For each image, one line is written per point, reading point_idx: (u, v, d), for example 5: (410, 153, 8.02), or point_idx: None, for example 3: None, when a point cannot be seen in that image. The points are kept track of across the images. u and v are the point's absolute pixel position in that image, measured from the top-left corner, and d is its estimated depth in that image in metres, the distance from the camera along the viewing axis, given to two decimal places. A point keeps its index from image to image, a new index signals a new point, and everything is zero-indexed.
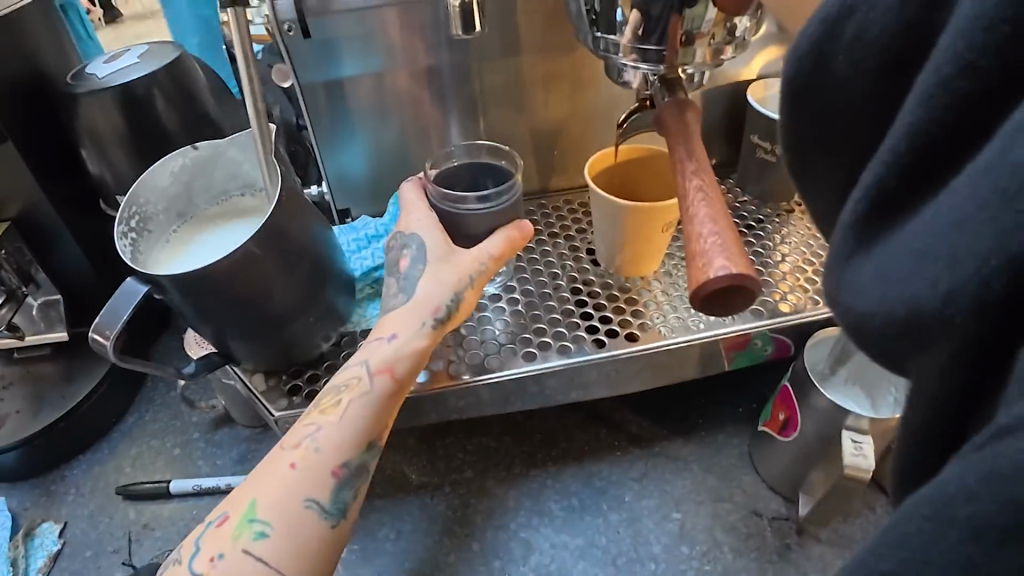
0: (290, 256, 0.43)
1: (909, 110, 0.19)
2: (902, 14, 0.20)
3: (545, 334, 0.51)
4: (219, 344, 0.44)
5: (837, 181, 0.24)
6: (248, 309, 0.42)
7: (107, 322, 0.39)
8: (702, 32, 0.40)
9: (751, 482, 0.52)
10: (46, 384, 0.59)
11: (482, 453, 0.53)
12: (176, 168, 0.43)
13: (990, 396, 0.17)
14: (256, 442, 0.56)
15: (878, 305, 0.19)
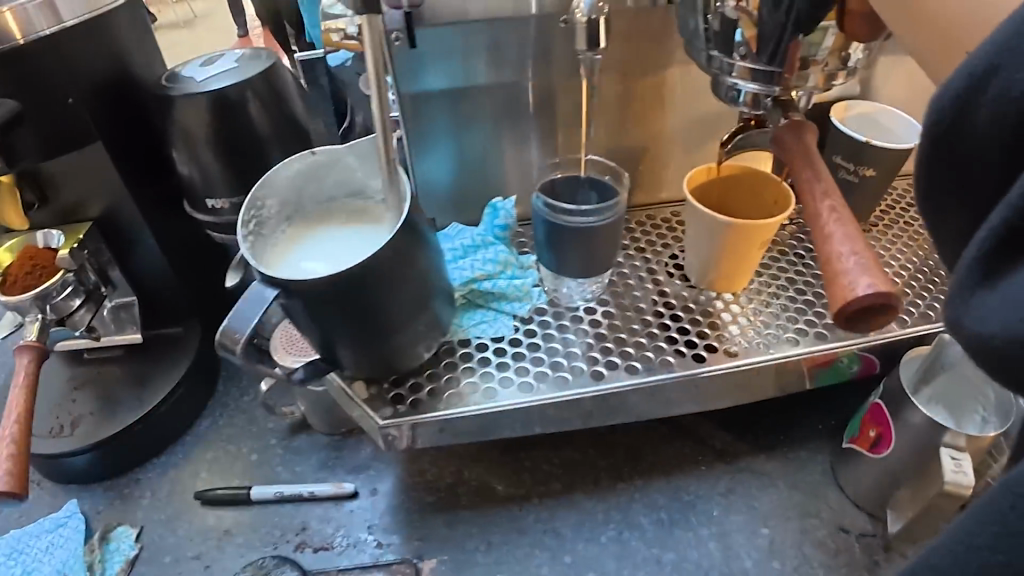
0: (403, 264, 0.41)
1: None
2: None
3: (643, 350, 0.49)
4: (326, 350, 0.44)
5: (966, 218, 0.25)
6: (361, 317, 0.41)
7: (235, 327, 0.38)
8: (818, 58, 0.41)
9: (837, 499, 0.53)
10: (119, 385, 0.59)
11: (567, 466, 0.54)
12: (294, 170, 0.43)
13: None
14: (336, 449, 0.56)
15: (998, 330, 0.21)
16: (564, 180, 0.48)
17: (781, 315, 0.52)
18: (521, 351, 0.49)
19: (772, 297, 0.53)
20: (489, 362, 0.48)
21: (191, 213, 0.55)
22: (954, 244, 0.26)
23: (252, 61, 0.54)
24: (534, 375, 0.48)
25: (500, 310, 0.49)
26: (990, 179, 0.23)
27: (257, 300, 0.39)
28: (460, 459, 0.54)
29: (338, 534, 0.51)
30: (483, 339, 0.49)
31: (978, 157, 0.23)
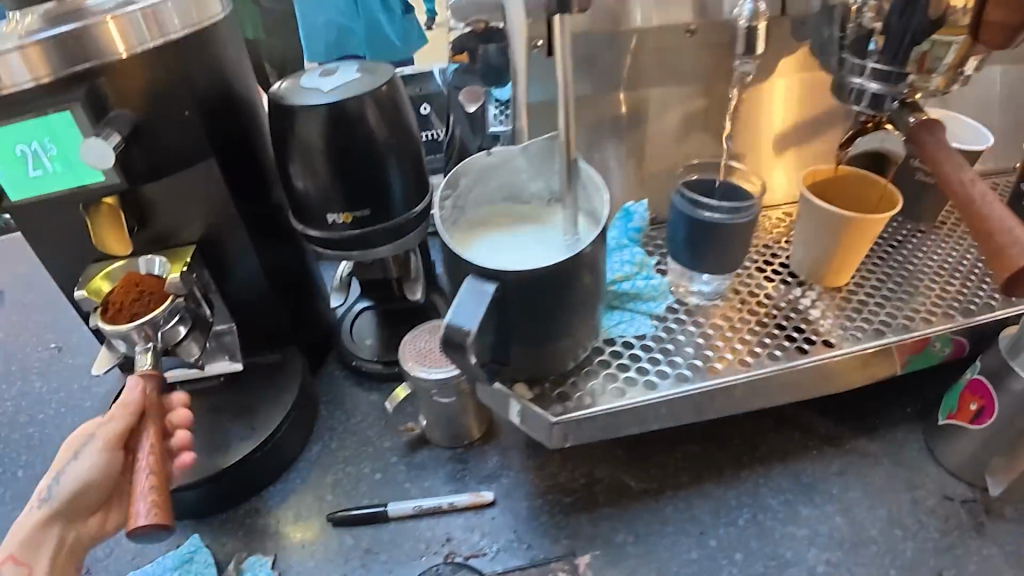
0: (594, 268, 0.40)
1: None
2: None
3: (778, 336, 0.50)
4: (500, 353, 0.42)
5: None
6: (546, 317, 0.41)
7: (458, 321, 0.36)
8: (940, 68, 0.44)
9: (935, 471, 0.57)
10: (226, 415, 0.59)
11: (692, 458, 0.56)
12: (468, 171, 0.42)
13: None
14: (461, 462, 0.57)
15: None
16: (703, 179, 0.50)
17: (889, 302, 0.54)
18: (665, 345, 0.49)
19: (877, 286, 0.56)
20: (641, 357, 0.48)
21: (305, 228, 0.56)
22: None
23: (365, 76, 0.54)
24: (687, 367, 0.47)
25: (635, 310, 0.50)
26: None
27: (476, 291, 0.37)
28: (589, 461, 0.56)
29: (486, 540, 0.51)
30: (626, 338, 0.49)
31: None
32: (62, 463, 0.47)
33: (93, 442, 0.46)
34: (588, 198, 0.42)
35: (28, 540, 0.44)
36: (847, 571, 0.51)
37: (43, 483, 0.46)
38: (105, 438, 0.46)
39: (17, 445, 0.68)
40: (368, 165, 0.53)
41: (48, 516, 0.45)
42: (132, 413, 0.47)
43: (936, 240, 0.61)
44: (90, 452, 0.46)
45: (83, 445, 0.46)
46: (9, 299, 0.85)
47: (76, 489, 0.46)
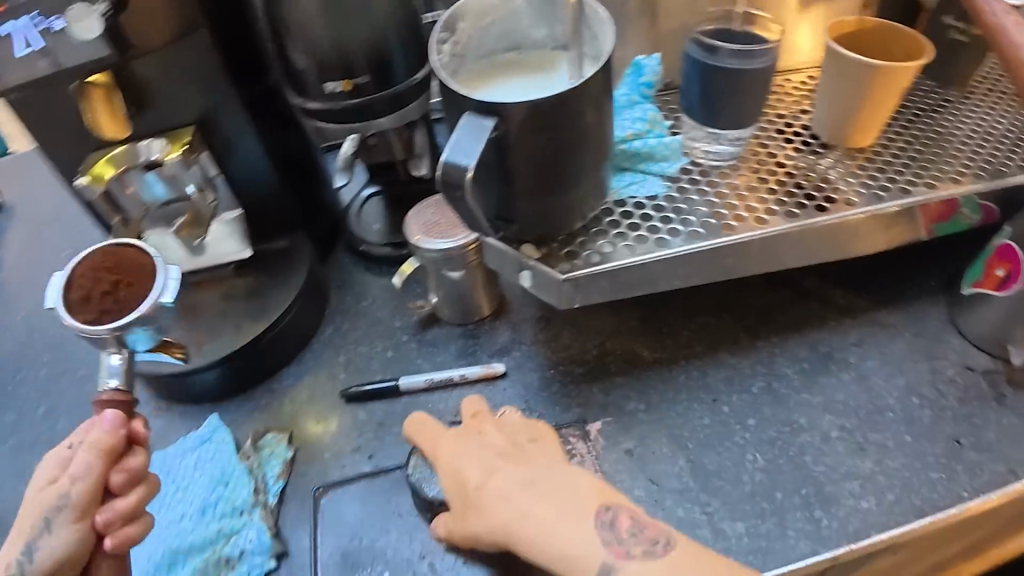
0: (601, 104, 0.39)
1: (536, 177, 0.40)
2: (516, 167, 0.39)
3: (796, 195, 0.48)
4: (501, 204, 0.42)
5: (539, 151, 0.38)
6: (549, 165, 0.39)
7: (456, 159, 0.35)
8: None
9: (957, 342, 0.55)
10: (236, 300, 0.60)
11: (706, 329, 0.55)
12: (466, 12, 0.41)
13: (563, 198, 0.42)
14: (472, 339, 0.57)
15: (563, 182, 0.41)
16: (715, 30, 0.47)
17: (917, 161, 0.52)
18: (679, 204, 0.47)
19: (906, 145, 0.53)
20: (653, 217, 0.46)
21: (304, 103, 0.54)
22: (537, 193, 0.41)
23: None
24: (700, 225, 0.46)
25: (648, 172, 0.49)
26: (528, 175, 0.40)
27: (477, 129, 0.36)
28: (600, 333, 0.55)
29: (496, 410, 0.52)
30: (638, 199, 0.47)
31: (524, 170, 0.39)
32: (28, 538, 0.40)
33: (64, 514, 0.41)
34: (591, 35, 0.40)
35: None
36: (861, 437, 0.50)
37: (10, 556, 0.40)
38: (75, 509, 0.41)
39: (43, 346, 0.71)
40: (365, 32, 0.51)
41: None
42: (108, 460, 0.42)
43: (975, 101, 0.57)
44: (58, 530, 0.41)
45: (51, 520, 0.40)
46: (23, 215, 0.86)
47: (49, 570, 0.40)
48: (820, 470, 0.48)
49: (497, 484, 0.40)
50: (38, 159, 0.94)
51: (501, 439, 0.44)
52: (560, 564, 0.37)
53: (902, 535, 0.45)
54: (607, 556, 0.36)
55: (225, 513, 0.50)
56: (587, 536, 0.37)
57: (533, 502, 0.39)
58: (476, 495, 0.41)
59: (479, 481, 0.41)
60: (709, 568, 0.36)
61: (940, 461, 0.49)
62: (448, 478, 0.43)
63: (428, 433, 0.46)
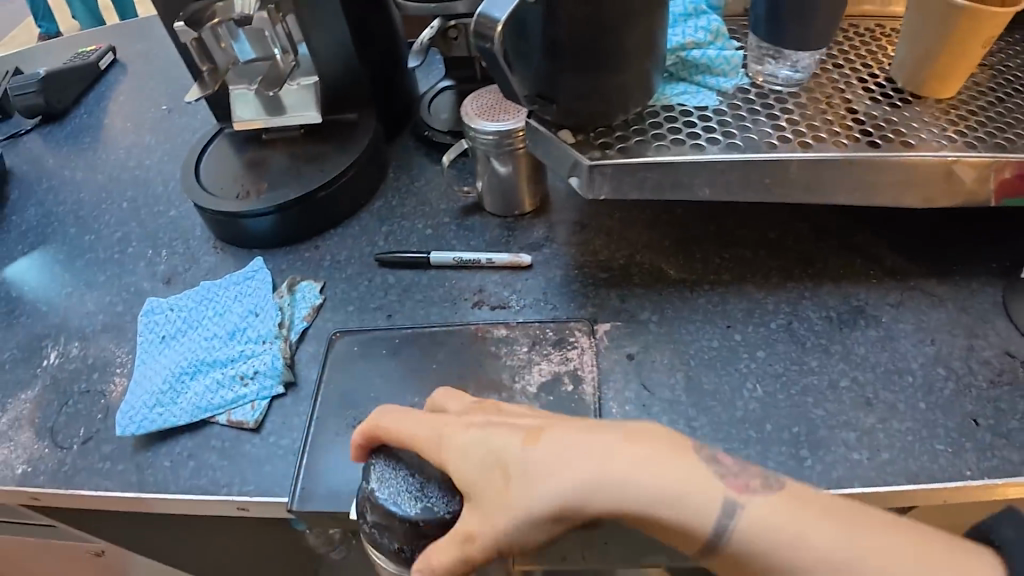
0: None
1: (575, 57, 0.41)
2: (556, 42, 0.41)
3: (852, 129, 0.47)
4: (543, 78, 0.43)
5: (578, 25, 0.40)
6: (587, 41, 0.40)
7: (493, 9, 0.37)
8: None
9: (1004, 326, 0.52)
10: (302, 162, 0.64)
11: (739, 262, 0.55)
12: None
13: (606, 85, 0.43)
14: (508, 232, 0.58)
15: (606, 67, 0.42)
16: None
17: (994, 121, 0.49)
18: (726, 118, 0.47)
19: (987, 105, 0.50)
20: (697, 124, 0.46)
21: None
22: (579, 75, 0.42)
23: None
24: (742, 138, 0.45)
25: (703, 84, 0.48)
26: (570, 53, 0.41)
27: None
28: (633, 246, 0.56)
29: (514, 296, 0.53)
30: (687, 107, 0.47)
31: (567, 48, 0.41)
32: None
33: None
34: None
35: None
36: (871, 393, 0.49)
37: None
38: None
39: (128, 182, 0.77)
40: None
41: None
42: None
43: None
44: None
45: None
46: (136, 70, 0.94)
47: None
48: (819, 413, 0.47)
49: (546, 434, 0.33)
50: (157, 25, 1.01)
51: (498, 430, 0.34)
52: (669, 510, 0.30)
53: (888, 491, 0.44)
54: (728, 489, 0.30)
55: (250, 339, 0.54)
56: (668, 472, 0.30)
57: (597, 447, 0.31)
58: (518, 463, 0.32)
59: (524, 448, 0.32)
60: (821, 516, 0.29)
61: (951, 434, 0.47)
62: (471, 465, 0.33)
63: (430, 420, 0.36)
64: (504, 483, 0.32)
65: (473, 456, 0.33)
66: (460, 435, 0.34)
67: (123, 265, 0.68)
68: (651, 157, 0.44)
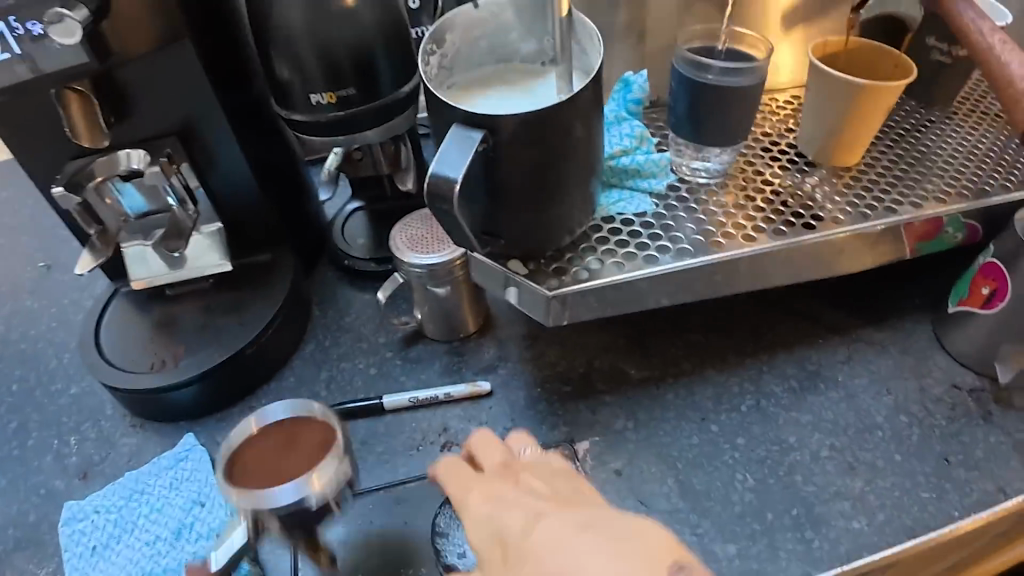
0: (585, 122, 0.39)
1: (523, 198, 0.40)
2: (503, 189, 0.39)
3: (784, 214, 0.49)
4: (490, 216, 0.41)
5: (524, 173, 0.39)
6: (534, 182, 0.40)
7: (444, 168, 0.35)
8: None
9: (943, 360, 0.55)
10: (219, 314, 0.59)
11: (694, 347, 0.55)
12: (453, 26, 0.41)
13: (553, 217, 0.42)
14: (457, 357, 0.55)
15: (555, 203, 0.42)
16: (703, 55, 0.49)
17: (899, 181, 0.52)
18: (666, 222, 0.47)
19: (888, 165, 0.54)
20: (642, 234, 0.47)
21: (287, 114, 0.53)
22: (528, 214, 0.41)
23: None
24: (689, 242, 0.46)
25: (636, 188, 0.49)
26: (518, 196, 0.40)
27: (463, 142, 0.35)
28: (586, 351, 0.55)
29: (482, 429, 0.51)
30: (627, 216, 0.48)
31: (515, 192, 0.40)
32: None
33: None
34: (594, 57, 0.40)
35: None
36: (851, 456, 0.49)
37: None
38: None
39: (10, 362, 0.69)
40: (353, 46, 0.51)
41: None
42: None
43: (955, 124, 0.58)
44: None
45: None
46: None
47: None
48: (810, 489, 0.47)
49: (570, 508, 0.32)
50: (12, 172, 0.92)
51: (541, 486, 0.35)
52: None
53: (893, 556, 0.45)
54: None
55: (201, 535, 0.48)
56: None
57: (585, 540, 0.29)
58: (520, 544, 0.31)
59: (519, 522, 0.32)
60: None
61: (930, 480, 0.48)
62: (480, 536, 0.34)
63: (474, 482, 0.38)
64: (498, 558, 0.32)
65: (483, 508, 0.35)
66: (478, 501, 0.36)
67: (22, 463, 0.60)
68: (604, 277, 0.44)
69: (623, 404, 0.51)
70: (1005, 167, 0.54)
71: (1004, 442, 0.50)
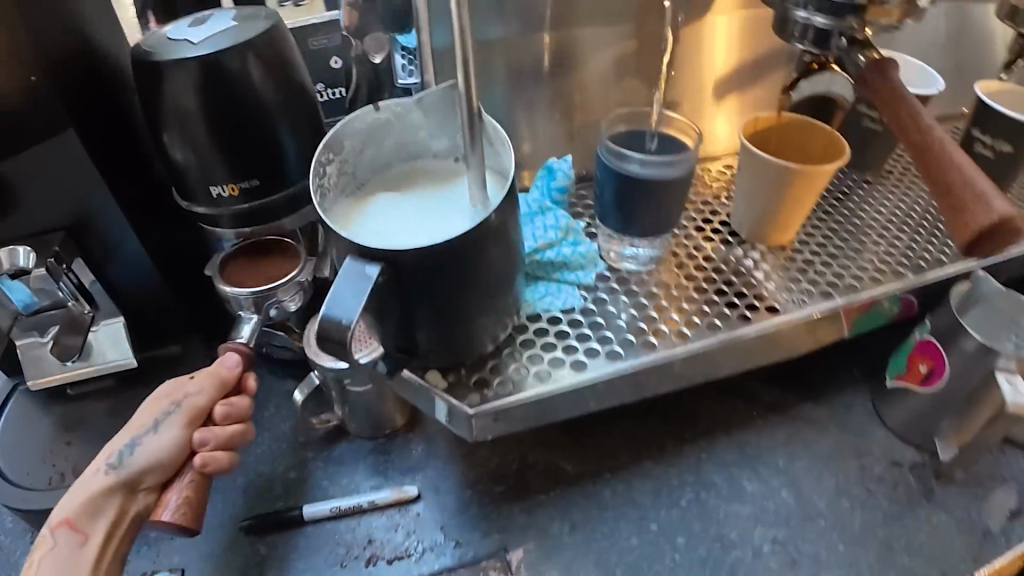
0: (500, 237, 0.37)
1: (439, 321, 0.38)
2: (417, 315, 0.37)
3: (718, 305, 0.48)
4: (401, 334, 0.38)
5: (440, 300, 0.37)
6: (453, 302, 0.37)
7: (337, 310, 0.32)
8: (891, 4, 0.41)
9: (883, 435, 0.54)
10: (122, 416, 0.54)
11: (630, 437, 0.52)
12: (353, 133, 0.38)
13: (474, 333, 0.40)
14: (382, 455, 0.52)
15: (476, 320, 0.40)
16: (630, 138, 0.47)
17: (832, 261, 0.52)
18: (596, 318, 0.46)
19: (820, 243, 0.53)
20: (570, 334, 0.45)
21: (188, 204, 0.49)
22: (447, 333, 0.39)
23: (251, 19, 0.47)
24: (620, 344, 0.44)
25: (563, 280, 0.47)
26: (435, 320, 0.38)
27: (357, 278, 0.32)
28: (518, 445, 0.52)
29: (410, 539, 0.47)
30: (553, 312, 0.46)
31: (433, 317, 0.38)
32: (137, 433, 0.46)
33: (174, 415, 0.46)
34: (509, 163, 0.38)
35: (87, 505, 0.44)
36: (794, 549, 0.47)
37: (110, 451, 0.45)
38: (186, 412, 0.47)
39: None
40: (258, 131, 0.47)
41: (113, 485, 0.44)
42: (218, 391, 0.48)
43: (881, 192, 0.58)
44: (168, 428, 0.46)
45: (161, 420, 0.46)
46: None
47: (147, 465, 0.45)
48: None
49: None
50: None
51: None
52: None
53: None
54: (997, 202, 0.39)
55: None
56: None
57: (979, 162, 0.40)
58: None
59: None
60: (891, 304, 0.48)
61: (874, 569, 0.47)
62: None
63: None
64: None
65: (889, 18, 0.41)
66: None
67: None
68: (532, 390, 0.42)
69: (557, 506, 0.49)
70: (935, 239, 0.54)
71: (947, 522, 0.49)
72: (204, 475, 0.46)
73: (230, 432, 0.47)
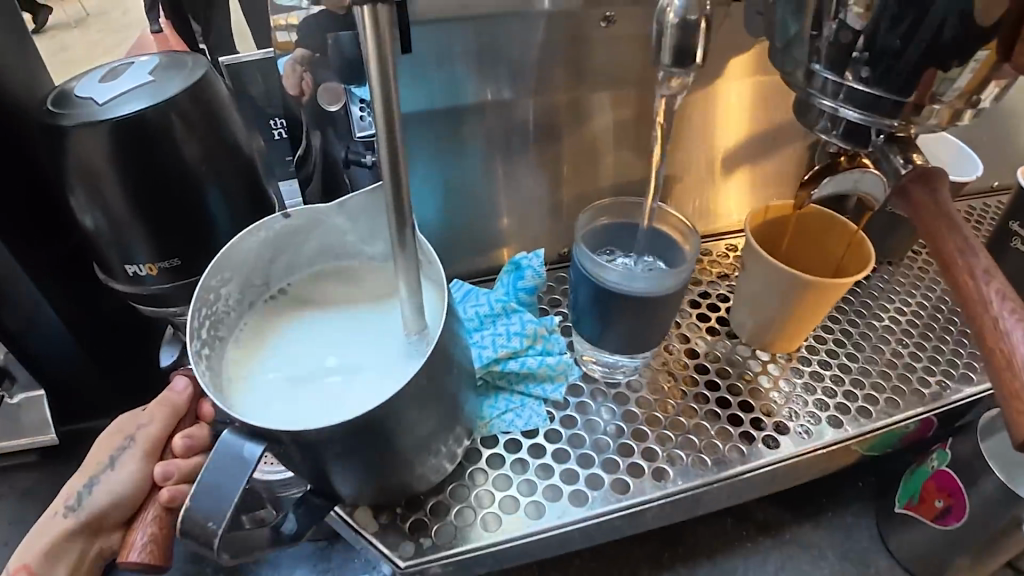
0: (432, 383, 0.30)
1: (366, 474, 0.32)
2: (335, 470, 0.31)
3: (707, 431, 0.41)
4: (320, 486, 0.32)
5: (362, 459, 0.30)
6: (378, 458, 0.31)
7: (203, 507, 0.27)
8: (945, 100, 0.32)
9: (887, 565, 0.47)
10: (43, 496, 0.49)
11: (602, 558, 0.46)
12: (259, 247, 0.33)
13: (410, 477, 0.34)
14: (322, 561, 0.47)
15: (414, 467, 0.34)
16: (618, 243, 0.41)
17: (844, 372, 0.45)
18: (562, 446, 0.40)
19: (831, 349, 0.46)
20: (531, 466, 0.39)
21: (107, 279, 0.44)
22: (375, 482, 0.33)
23: (175, 68, 0.41)
24: (586, 481, 0.38)
25: (528, 394, 0.42)
26: (359, 474, 0.32)
27: (232, 460, 0.28)
28: None
29: None
30: (512, 435, 0.40)
31: (356, 472, 0.32)
32: (94, 471, 0.41)
33: (129, 450, 0.41)
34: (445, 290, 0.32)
35: (50, 549, 0.39)
36: None
37: (72, 491, 0.41)
38: (143, 445, 0.41)
39: None
40: (181, 197, 0.41)
41: (73, 529, 0.39)
42: (173, 416, 0.43)
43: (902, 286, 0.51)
44: (126, 462, 0.41)
45: (117, 455, 0.41)
46: None
47: (105, 506, 0.40)
48: None
49: None
50: None
51: None
52: None
53: None
54: None
55: None
56: None
57: None
58: None
59: None
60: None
61: None
62: None
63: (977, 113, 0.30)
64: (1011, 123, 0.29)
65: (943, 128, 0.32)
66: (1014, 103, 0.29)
67: None
68: (477, 536, 0.36)
69: None
70: (961, 348, 0.47)
71: None
72: (169, 510, 0.40)
73: (195, 462, 0.41)
